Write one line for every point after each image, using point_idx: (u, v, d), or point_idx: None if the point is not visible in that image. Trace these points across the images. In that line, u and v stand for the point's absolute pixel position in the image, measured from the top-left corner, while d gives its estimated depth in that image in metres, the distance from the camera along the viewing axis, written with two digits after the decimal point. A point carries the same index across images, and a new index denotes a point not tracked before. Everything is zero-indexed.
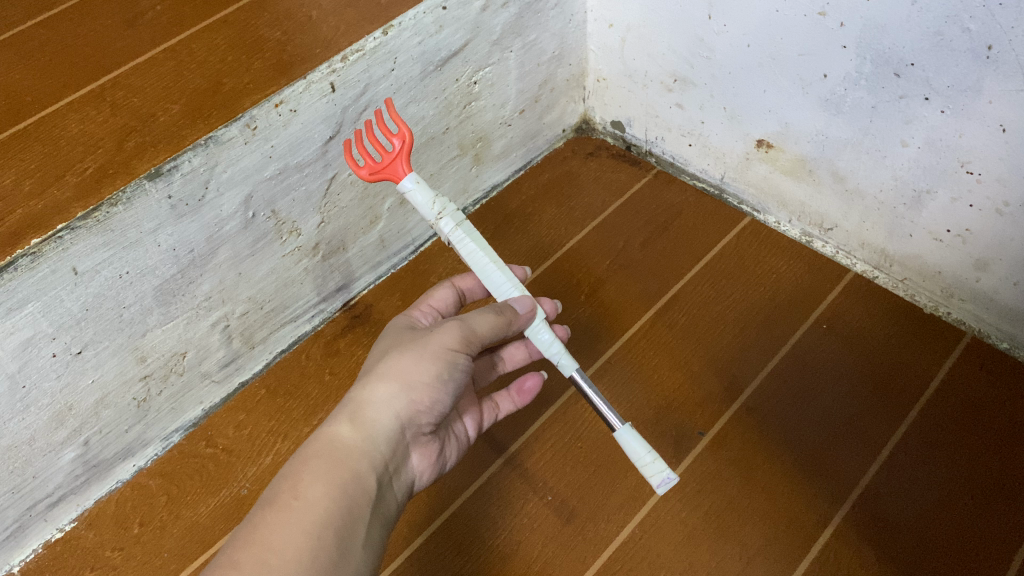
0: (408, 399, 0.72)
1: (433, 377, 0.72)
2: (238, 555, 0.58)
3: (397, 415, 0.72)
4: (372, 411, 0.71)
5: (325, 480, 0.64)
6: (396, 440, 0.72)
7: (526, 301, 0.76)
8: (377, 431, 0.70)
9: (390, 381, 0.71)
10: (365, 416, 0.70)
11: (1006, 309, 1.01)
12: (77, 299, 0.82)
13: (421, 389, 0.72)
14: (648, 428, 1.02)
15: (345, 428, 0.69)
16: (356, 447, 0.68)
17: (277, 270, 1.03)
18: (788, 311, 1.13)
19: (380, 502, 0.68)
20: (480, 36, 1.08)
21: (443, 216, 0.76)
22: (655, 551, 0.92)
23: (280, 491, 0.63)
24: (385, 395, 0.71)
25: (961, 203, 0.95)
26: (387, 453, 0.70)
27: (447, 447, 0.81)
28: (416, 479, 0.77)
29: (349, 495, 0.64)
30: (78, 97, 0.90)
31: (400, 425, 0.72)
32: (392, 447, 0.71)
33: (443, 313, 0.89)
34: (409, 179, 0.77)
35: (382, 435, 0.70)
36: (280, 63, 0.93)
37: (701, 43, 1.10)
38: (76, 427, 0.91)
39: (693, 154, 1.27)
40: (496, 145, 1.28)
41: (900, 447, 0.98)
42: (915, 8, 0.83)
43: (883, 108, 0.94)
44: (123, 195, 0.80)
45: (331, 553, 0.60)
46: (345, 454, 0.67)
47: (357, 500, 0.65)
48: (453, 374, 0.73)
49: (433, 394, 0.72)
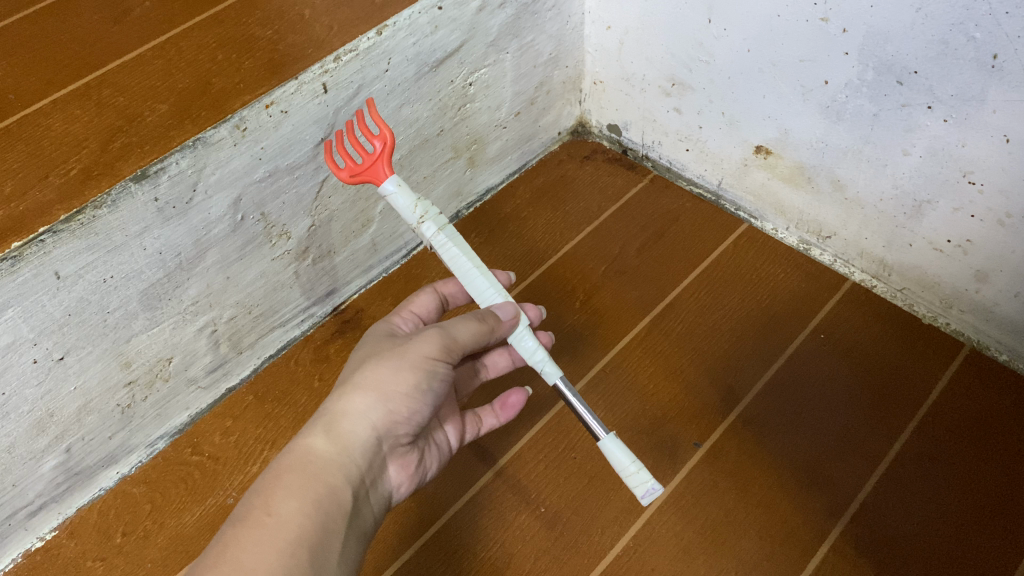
0: (386, 409, 0.70)
1: (411, 386, 0.70)
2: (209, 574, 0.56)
3: (374, 426, 0.70)
4: (348, 422, 0.69)
5: (299, 495, 0.62)
6: (372, 453, 0.70)
7: (509, 307, 0.75)
8: (353, 444, 0.68)
9: (367, 392, 0.70)
10: (340, 427, 0.68)
11: (1005, 320, 1.00)
12: (59, 304, 0.80)
13: (399, 399, 0.70)
14: (643, 438, 1.01)
15: (320, 440, 0.67)
16: (332, 460, 0.66)
17: (266, 274, 1.01)
18: (786, 320, 1.12)
19: (356, 516, 0.66)
20: (476, 37, 1.07)
21: (425, 220, 0.75)
22: (650, 565, 0.90)
23: (253, 507, 0.61)
24: (362, 406, 0.69)
25: (962, 213, 0.94)
26: (363, 465, 0.68)
27: (428, 457, 0.80)
28: (394, 492, 0.75)
29: (324, 509, 0.62)
30: (62, 96, 0.88)
31: (377, 436, 0.70)
32: (369, 459, 0.69)
33: (425, 320, 0.87)
34: (391, 182, 0.75)
35: (359, 448, 0.69)
36: (271, 62, 0.91)
37: (700, 47, 1.09)
38: (57, 434, 0.89)
39: (690, 159, 1.26)
40: (491, 148, 1.26)
41: (899, 459, 0.97)
42: (920, 15, 0.82)
43: (885, 116, 0.93)
44: (108, 197, 0.78)
45: (307, 569, 0.58)
46: (320, 467, 0.65)
47: (333, 515, 0.63)
48: (432, 385, 0.72)
49: (412, 404, 0.71)
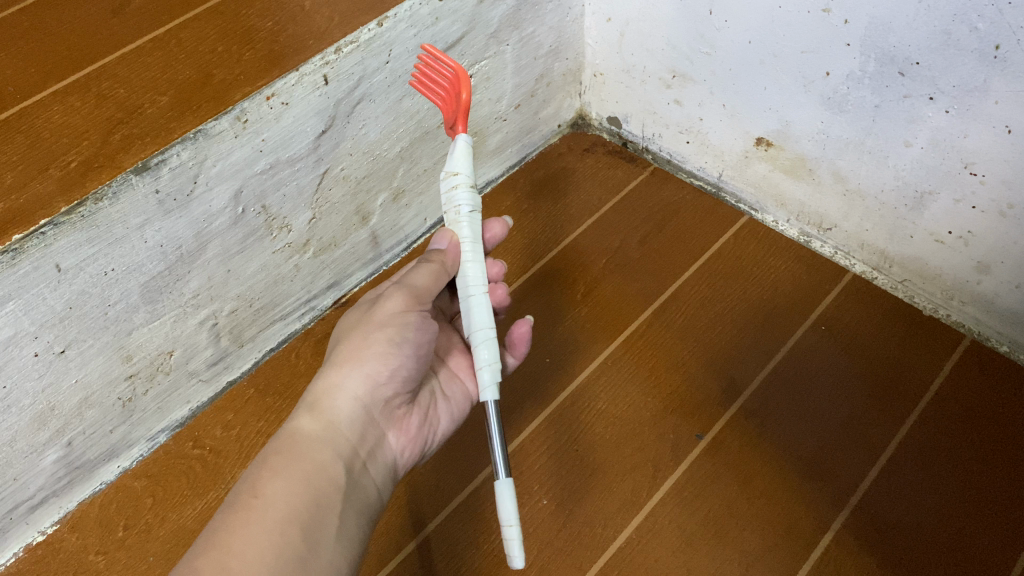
0: (365, 376, 0.71)
1: (385, 346, 0.72)
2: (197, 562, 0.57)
3: (357, 397, 0.71)
4: (332, 398, 0.70)
5: (286, 475, 0.63)
6: (363, 424, 0.71)
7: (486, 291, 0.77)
8: (338, 417, 0.70)
9: (343, 364, 0.71)
10: (324, 405, 0.70)
11: (1006, 311, 1.00)
12: (60, 297, 0.80)
13: (375, 362, 0.71)
14: (645, 431, 1.01)
15: (305, 420, 0.69)
16: (318, 437, 0.67)
17: (267, 267, 1.01)
18: (787, 312, 1.12)
19: (352, 488, 0.66)
20: (477, 29, 1.06)
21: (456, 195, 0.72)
22: (653, 557, 0.90)
23: (240, 491, 0.62)
24: (341, 379, 0.71)
25: (964, 205, 0.94)
26: (353, 437, 0.70)
27: (433, 416, 0.80)
28: (397, 458, 0.75)
29: (314, 486, 0.64)
30: (61, 88, 0.87)
31: (364, 406, 0.71)
32: (359, 430, 0.71)
33: None
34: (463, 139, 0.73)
35: (345, 421, 0.70)
36: (271, 54, 0.91)
37: (701, 38, 1.08)
38: (58, 428, 0.89)
39: (690, 151, 1.25)
40: (491, 141, 1.26)
41: (900, 450, 0.97)
42: (923, 6, 0.82)
43: (888, 107, 0.93)
44: (109, 190, 0.77)
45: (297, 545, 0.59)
46: (306, 445, 0.66)
47: (323, 491, 0.64)
48: (407, 336, 0.73)
49: (390, 363, 0.72)
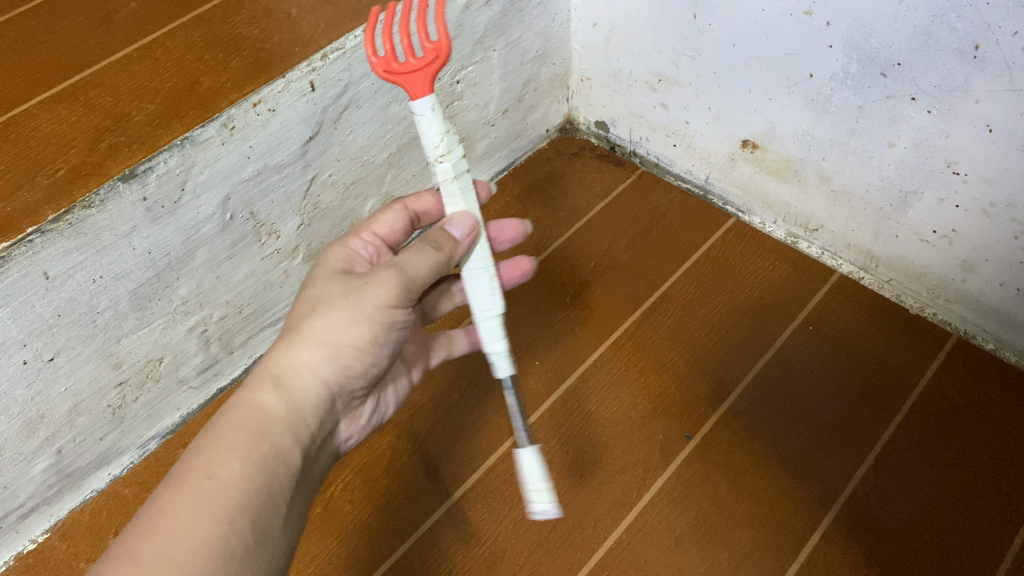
0: (337, 364, 0.67)
1: (366, 342, 0.67)
2: (136, 547, 0.53)
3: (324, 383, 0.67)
4: (298, 379, 0.65)
5: (243, 459, 0.59)
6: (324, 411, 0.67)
7: (464, 220, 0.69)
8: (302, 401, 0.65)
9: (316, 346, 0.66)
10: (289, 383, 0.65)
11: (992, 309, 1.01)
12: (49, 305, 0.80)
13: (352, 355, 0.67)
14: (635, 432, 1.01)
15: (268, 395, 0.63)
16: (276, 416, 0.63)
17: (256, 273, 1.01)
18: (774, 313, 1.12)
19: (308, 480, 0.65)
20: (463, 35, 1.07)
21: (444, 159, 0.67)
22: (644, 557, 0.91)
23: (190, 469, 0.58)
24: (313, 361, 0.66)
25: (948, 203, 0.95)
26: (314, 424, 0.66)
27: (383, 400, 0.81)
28: (342, 445, 0.75)
29: (269, 473, 0.60)
30: (49, 96, 0.88)
31: (330, 393, 0.68)
32: (318, 418, 0.67)
33: (395, 244, 0.84)
34: (425, 102, 0.65)
35: (308, 406, 0.66)
36: (258, 61, 0.91)
37: (686, 42, 1.09)
38: (48, 436, 0.89)
39: (677, 154, 1.26)
40: (480, 146, 1.27)
41: (888, 448, 0.98)
42: (902, 7, 0.83)
43: (870, 108, 0.94)
44: (97, 197, 0.78)
45: (246, 539, 0.56)
46: (264, 425, 0.62)
47: (278, 479, 0.60)
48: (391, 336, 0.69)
49: (366, 359, 0.68)
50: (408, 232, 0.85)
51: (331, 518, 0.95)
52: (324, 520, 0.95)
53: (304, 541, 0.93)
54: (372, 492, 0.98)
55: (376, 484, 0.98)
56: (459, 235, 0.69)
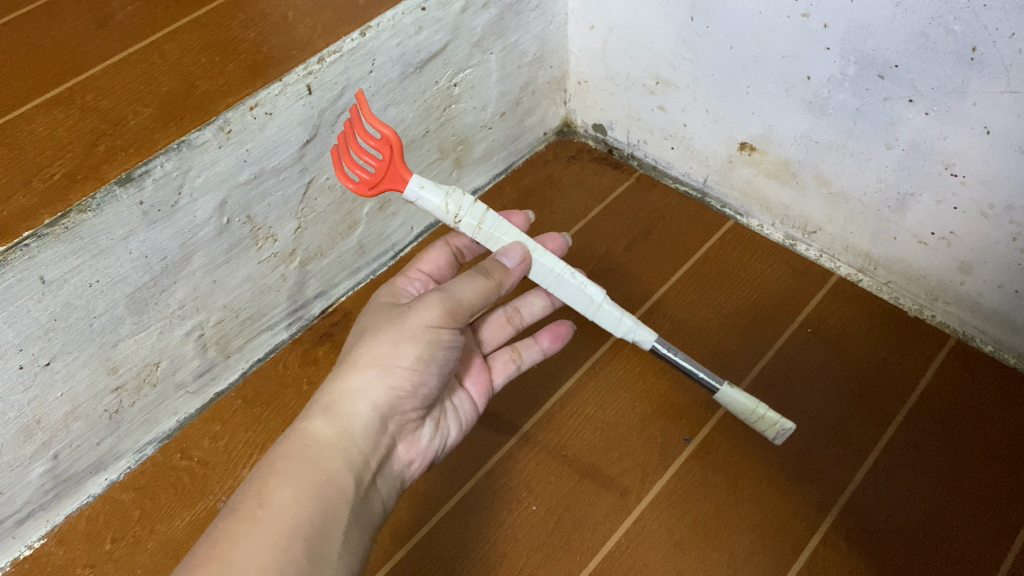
0: (386, 385, 0.72)
1: (413, 360, 0.72)
2: (198, 572, 0.58)
3: (374, 405, 0.72)
4: (348, 404, 0.71)
5: (293, 485, 0.64)
6: (376, 433, 0.72)
7: (516, 251, 0.76)
8: (352, 425, 0.70)
9: (367, 368, 0.72)
10: (339, 409, 0.71)
11: (990, 311, 1.01)
12: (45, 309, 0.80)
13: (399, 374, 0.72)
14: (633, 435, 1.01)
15: (318, 423, 0.70)
16: (328, 443, 0.68)
17: (254, 277, 1.01)
18: (772, 315, 1.12)
19: (361, 503, 0.68)
20: (460, 38, 1.07)
21: (461, 216, 0.76)
22: (643, 561, 0.90)
23: (247, 499, 0.63)
24: (362, 383, 0.72)
25: (946, 205, 0.95)
26: (366, 446, 0.71)
27: (445, 424, 0.82)
28: (404, 471, 0.78)
29: (322, 498, 0.65)
30: (45, 100, 0.87)
31: (380, 415, 0.72)
32: (372, 441, 0.72)
33: (435, 276, 0.91)
34: (414, 184, 0.74)
35: (360, 429, 0.71)
36: (254, 65, 0.91)
37: (684, 44, 1.09)
38: (45, 440, 0.88)
39: (675, 157, 1.26)
40: (477, 149, 1.26)
41: (887, 451, 0.97)
42: (900, 9, 0.83)
43: (868, 110, 0.94)
44: (93, 201, 0.78)
45: (302, 560, 0.60)
46: (317, 453, 0.67)
47: (332, 504, 0.65)
48: (436, 354, 0.73)
49: (415, 378, 0.73)
50: (453, 267, 0.94)
51: None
52: None
53: None
54: None
55: None
56: (512, 263, 0.76)
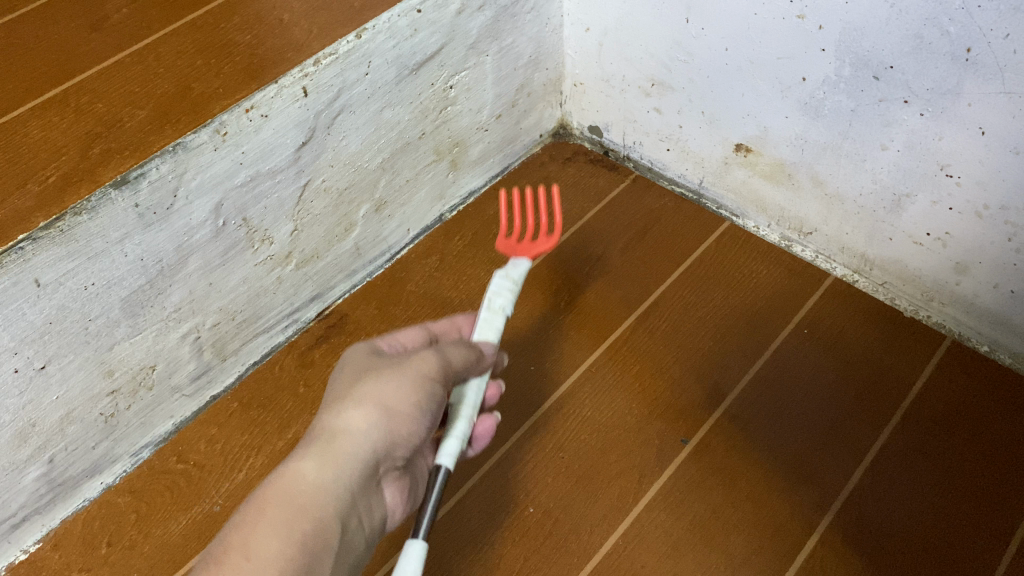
0: (386, 427, 0.67)
1: (412, 406, 0.67)
2: None
3: (371, 448, 0.66)
4: (344, 443, 0.65)
5: (281, 534, 0.58)
6: (367, 479, 0.66)
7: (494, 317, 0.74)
8: (347, 467, 0.64)
9: (366, 407, 0.67)
10: (336, 449, 0.64)
11: (986, 311, 1.02)
12: (40, 312, 0.79)
13: (399, 419, 0.67)
14: (631, 437, 1.01)
15: (311, 465, 0.63)
16: (322, 488, 0.62)
17: (249, 279, 1.01)
18: (769, 316, 1.12)
19: (344, 553, 0.62)
20: (455, 40, 1.07)
21: None
22: (641, 563, 0.90)
23: (231, 546, 0.57)
24: (361, 424, 0.66)
25: (941, 206, 0.95)
26: (358, 491, 0.65)
27: (418, 474, 0.76)
28: (388, 516, 0.72)
29: (309, 549, 0.58)
30: (40, 103, 0.87)
31: (375, 458, 0.67)
32: (363, 486, 0.65)
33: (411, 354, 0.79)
34: None
35: (354, 474, 0.64)
36: (250, 67, 0.91)
37: (679, 47, 1.09)
38: (40, 444, 0.88)
39: (671, 159, 1.26)
40: (473, 150, 1.26)
41: (884, 451, 0.98)
42: (894, 11, 0.84)
43: (863, 111, 0.94)
44: (88, 204, 0.77)
45: None
46: (308, 499, 0.61)
47: (319, 556, 0.59)
48: (431, 404, 0.69)
49: (412, 424, 0.68)
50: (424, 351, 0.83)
51: None
52: None
53: None
54: None
55: None
56: None
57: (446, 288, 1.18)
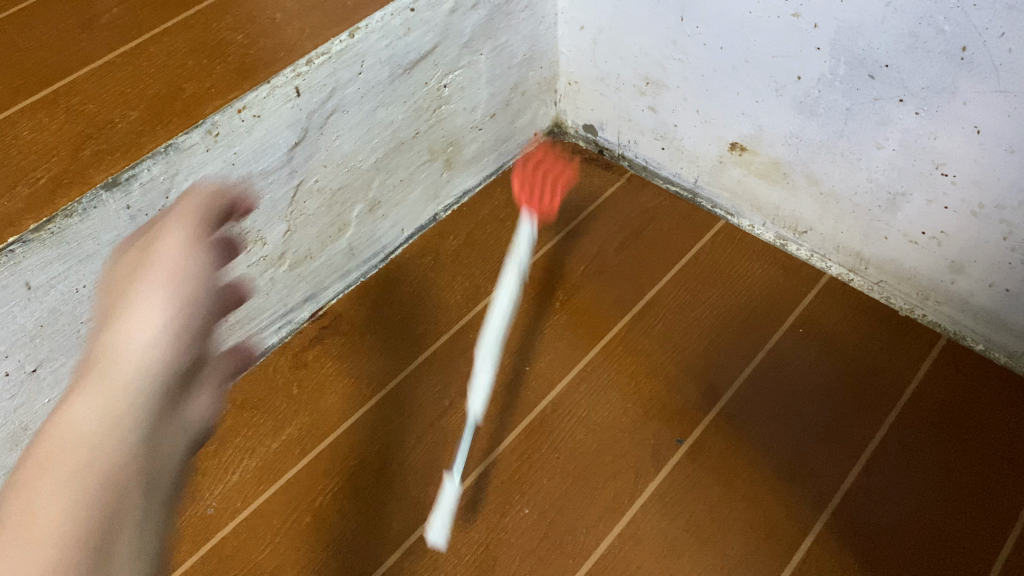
0: (168, 318, 0.74)
1: (191, 277, 0.75)
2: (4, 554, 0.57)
3: (145, 351, 0.72)
4: (122, 360, 0.71)
5: (63, 494, 0.61)
6: (152, 396, 0.72)
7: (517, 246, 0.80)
8: (120, 393, 0.70)
9: (139, 328, 0.72)
10: (107, 378, 0.70)
11: (981, 310, 1.02)
12: (30, 315, 0.79)
13: (172, 317, 0.74)
14: (626, 437, 1.01)
15: (81, 408, 0.68)
16: (91, 433, 0.66)
17: (242, 281, 1.00)
18: (764, 315, 1.12)
19: (150, 477, 0.68)
20: (449, 39, 1.07)
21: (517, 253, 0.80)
22: (636, 564, 0.90)
23: (13, 515, 0.60)
24: (138, 342, 0.71)
25: (936, 205, 0.95)
26: (148, 403, 0.71)
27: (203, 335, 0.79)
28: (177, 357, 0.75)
29: (97, 498, 0.62)
30: (30, 103, 0.87)
31: (153, 377, 0.72)
32: (145, 388, 0.72)
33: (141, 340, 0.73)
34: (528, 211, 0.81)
35: (137, 386, 0.71)
36: (242, 67, 0.90)
37: (673, 45, 1.09)
38: (31, 448, 0.87)
39: (666, 157, 1.26)
40: (468, 150, 1.25)
41: (880, 451, 0.97)
42: (890, 9, 0.84)
43: (859, 110, 0.94)
44: (79, 206, 0.77)
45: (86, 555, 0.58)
46: (76, 440, 0.65)
47: (97, 521, 0.61)
48: (199, 297, 0.76)
49: (179, 323, 0.75)
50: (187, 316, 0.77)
51: (321, 528, 0.94)
52: (314, 530, 0.94)
53: (291, 553, 0.92)
54: (362, 501, 0.96)
55: (365, 493, 0.97)
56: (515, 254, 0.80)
57: (441, 288, 1.18)
